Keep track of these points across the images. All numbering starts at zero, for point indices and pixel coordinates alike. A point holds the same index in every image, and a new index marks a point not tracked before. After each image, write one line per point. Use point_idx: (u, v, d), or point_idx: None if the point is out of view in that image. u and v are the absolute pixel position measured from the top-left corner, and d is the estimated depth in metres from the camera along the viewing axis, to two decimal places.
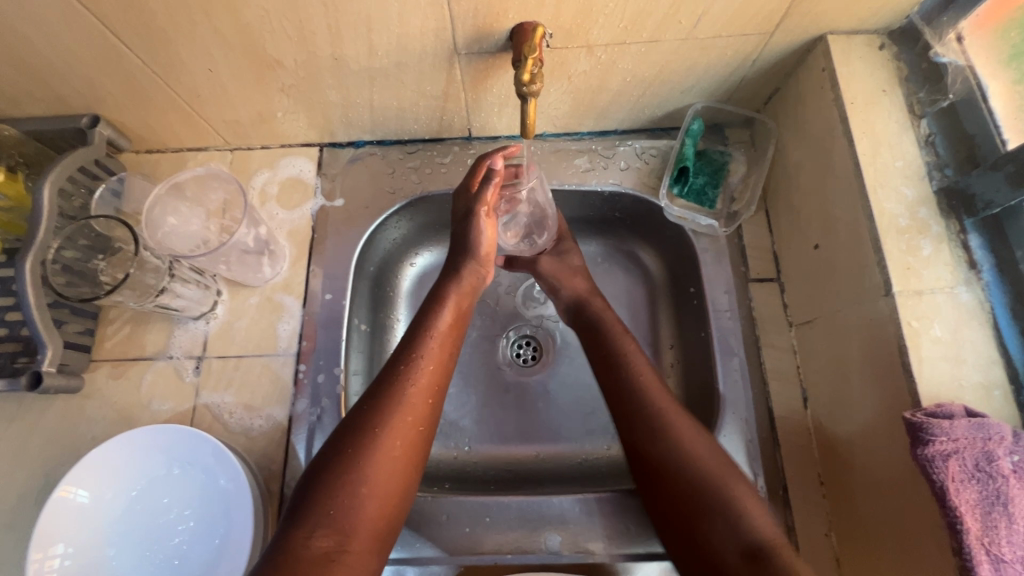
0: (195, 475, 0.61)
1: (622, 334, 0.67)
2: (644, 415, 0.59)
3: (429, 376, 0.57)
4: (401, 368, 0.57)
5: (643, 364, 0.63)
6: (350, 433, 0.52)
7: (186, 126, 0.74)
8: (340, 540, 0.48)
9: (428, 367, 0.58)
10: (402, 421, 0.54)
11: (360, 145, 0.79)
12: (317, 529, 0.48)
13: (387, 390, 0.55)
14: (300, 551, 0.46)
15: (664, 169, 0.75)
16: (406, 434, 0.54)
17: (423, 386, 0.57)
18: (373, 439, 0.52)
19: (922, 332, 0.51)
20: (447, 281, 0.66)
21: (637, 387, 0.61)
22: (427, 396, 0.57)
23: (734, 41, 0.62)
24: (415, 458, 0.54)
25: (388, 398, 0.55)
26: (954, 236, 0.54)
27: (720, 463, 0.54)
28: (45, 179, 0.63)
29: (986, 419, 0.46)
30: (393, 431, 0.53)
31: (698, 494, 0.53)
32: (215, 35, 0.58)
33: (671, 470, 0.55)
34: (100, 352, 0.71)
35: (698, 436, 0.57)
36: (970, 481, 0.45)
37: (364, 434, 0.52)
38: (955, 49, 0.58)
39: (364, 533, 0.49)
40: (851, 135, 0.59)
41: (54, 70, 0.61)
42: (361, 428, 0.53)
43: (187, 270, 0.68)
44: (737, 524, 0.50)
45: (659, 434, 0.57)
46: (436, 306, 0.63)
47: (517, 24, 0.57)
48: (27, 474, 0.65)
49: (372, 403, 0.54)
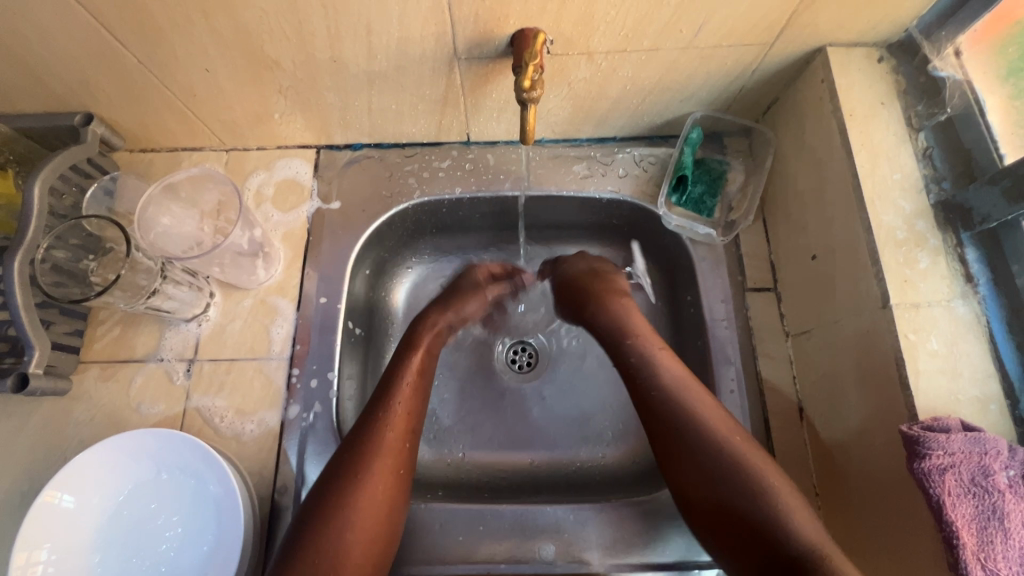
0: (185, 480, 0.60)
1: (650, 338, 0.64)
2: (679, 420, 0.56)
3: (404, 421, 0.59)
4: (376, 411, 0.59)
5: (671, 364, 0.61)
6: (332, 478, 0.54)
7: (182, 125, 0.73)
8: None
9: (401, 412, 0.59)
10: (383, 462, 0.55)
11: (357, 147, 0.79)
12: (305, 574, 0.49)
13: (363, 435, 0.57)
14: None
15: (663, 177, 0.75)
16: (388, 477, 0.55)
17: (400, 427, 0.58)
18: (355, 486, 0.53)
19: (919, 344, 0.51)
20: (418, 328, 0.69)
21: (669, 392, 0.58)
22: (403, 437, 0.58)
23: (735, 52, 0.62)
24: (397, 497, 0.56)
25: (366, 444, 0.56)
26: (951, 250, 0.55)
27: (764, 465, 0.53)
28: (36, 177, 0.62)
29: (982, 433, 0.46)
30: (375, 475, 0.54)
31: (738, 498, 0.52)
32: (213, 35, 0.58)
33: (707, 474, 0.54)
34: (89, 354, 0.69)
35: (738, 434, 0.55)
36: (966, 496, 0.45)
37: (347, 477, 0.54)
38: (953, 64, 0.58)
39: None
40: (850, 146, 0.59)
41: (48, 67, 0.60)
42: (343, 471, 0.54)
43: (180, 272, 0.67)
44: (780, 528, 0.49)
45: (694, 438, 0.55)
46: (408, 351, 0.66)
47: (518, 30, 0.57)
48: (12, 477, 0.64)
49: (352, 445, 0.56)
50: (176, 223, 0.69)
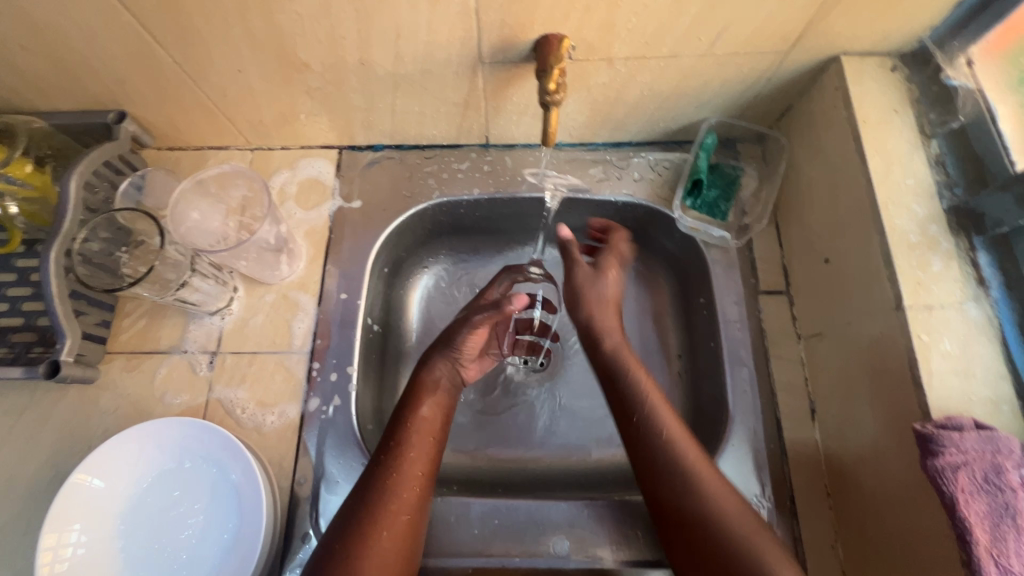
0: (208, 469, 0.62)
1: (653, 391, 0.62)
2: (679, 471, 0.56)
3: (414, 468, 0.59)
4: (386, 462, 0.59)
5: (665, 413, 0.60)
6: (344, 535, 0.54)
7: (210, 124, 0.75)
8: None
9: (412, 458, 0.59)
10: (393, 521, 0.55)
11: (378, 148, 0.81)
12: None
13: (377, 482, 0.57)
14: None
15: (678, 182, 0.77)
16: (396, 525, 0.55)
17: (411, 483, 0.58)
18: (364, 534, 0.54)
19: (932, 345, 0.52)
20: (421, 371, 0.67)
21: (666, 441, 0.58)
22: (415, 493, 0.58)
23: (751, 59, 0.63)
24: (406, 552, 0.56)
25: (377, 492, 0.57)
26: (964, 254, 0.56)
27: (762, 537, 0.52)
28: (72, 171, 0.64)
29: (994, 433, 0.47)
30: (383, 524, 0.55)
31: (730, 562, 0.51)
32: (247, 37, 0.60)
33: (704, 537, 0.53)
34: (115, 344, 0.71)
35: (733, 499, 0.55)
36: (979, 493, 0.45)
37: (356, 528, 0.54)
38: (966, 73, 0.60)
39: None
40: (863, 153, 0.60)
41: (87, 65, 0.63)
42: (357, 530, 0.54)
43: (207, 265, 0.69)
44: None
45: (694, 494, 0.55)
46: (416, 400, 0.64)
47: (542, 36, 0.59)
48: (40, 462, 0.66)
49: (362, 493, 0.57)
50: (204, 219, 0.71)
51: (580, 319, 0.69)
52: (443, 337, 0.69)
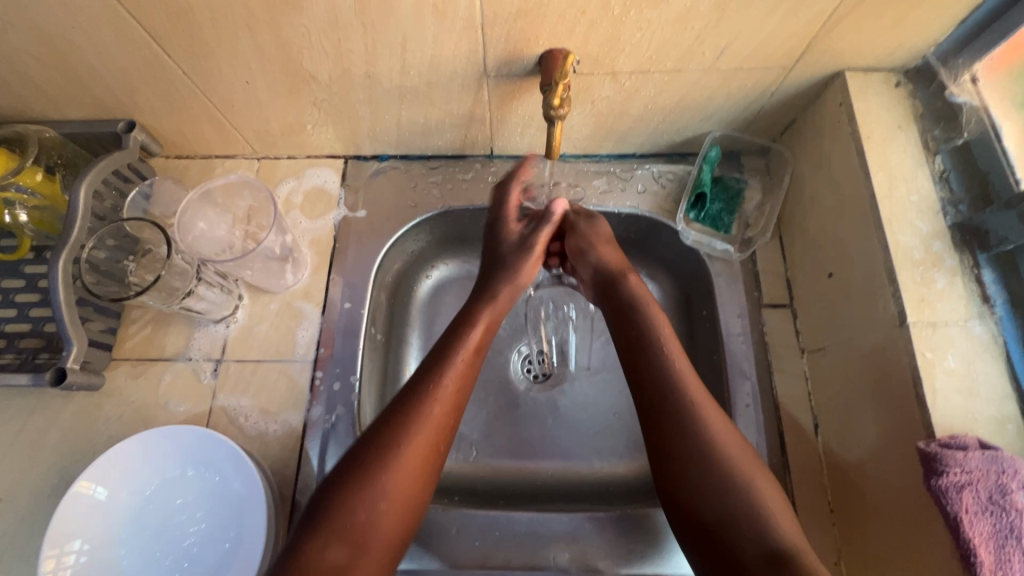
0: (209, 477, 0.62)
1: (670, 336, 0.62)
2: (685, 410, 0.56)
3: (451, 396, 0.57)
4: (426, 386, 0.57)
5: (678, 355, 0.60)
6: (374, 443, 0.53)
7: (217, 134, 0.76)
8: (352, 552, 0.49)
9: (451, 386, 0.58)
10: (423, 436, 0.54)
11: (384, 158, 0.81)
12: (332, 543, 0.48)
13: (412, 404, 0.55)
14: (313, 560, 0.47)
15: (681, 194, 0.77)
16: (425, 450, 0.54)
17: (446, 403, 0.57)
18: (392, 452, 0.52)
19: (936, 363, 0.52)
20: (479, 301, 0.66)
21: (677, 384, 0.57)
22: (449, 414, 0.57)
23: (756, 74, 0.64)
24: (430, 472, 0.54)
25: (412, 414, 0.55)
26: (968, 271, 0.56)
27: (761, 479, 0.52)
28: (81, 180, 0.65)
29: (1000, 452, 0.46)
30: (413, 447, 0.53)
31: (725, 500, 0.51)
32: (255, 50, 0.60)
33: (701, 476, 0.53)
34: (120, 351, 0.71)
35: (736, 441, 0.54)
36: (983, 513, 0.45)
37: (385, 446, 0.52)
38: (969, 89, 0.60)
39: (377, 547, 0.50)
40: (867, 168, 0.60)
41: (98, 76, 0.63)
42: (388, 441, 0.53)
43: (212, 273, 0.70)
44: (762, 528, 0.49)
45: (698, 436, 0.54)
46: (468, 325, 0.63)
47: (547, 50, 0.60)
48: (44, 468, 0.66)
49: (395, 412, 0.55)
50: (210, 228, 0.71)
51: (591, 262, 0.70)
52: (497, 262, 0.70)
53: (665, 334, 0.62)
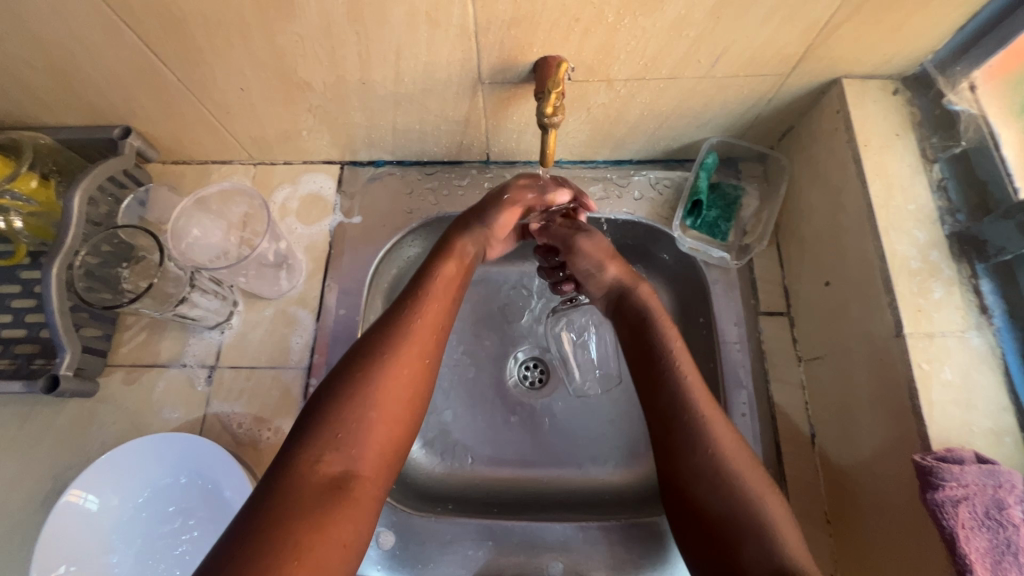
0: (202, 484, 0.62)
1: (681, 347, 0.60)
2: (694, 423, 0.54)
3: (435, 314, 0.55)
4: (408, 304, 0.55)
5: (689, 368, 0.59)
6: (355, 358, 0.50)
7: (214, 140, 0.76)
8: (349, 465, 0.45)
9: (434, 304, 0.56)
10: (409, 348, 0.51)
11: (380, 164, 0.81)
12: (325, 454, 0.44)
13: (396, 320, 0.53)
14: (306, 476, 0.43)
15: (678, 201, 0.77)
16: (414, 365, 0.51)
17: (428, 319, 0.54)
18: (381, 365, 0.49)
19: (933, 374, 0.52)
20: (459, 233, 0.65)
21: (686, 397, 0.56)
22: (434, 331, 0.54)
23: (752, 81, 0.63)
24: (422, 383, 0.52)
25: (397, 328, 0.52)
26: (966, 281, 0.55)
27: (771, 498, 0.50)
28: (77, 187, 0.65)
29: (997, 466, 0.46)
30: (401, 359, 0.50)
31: (736, 519, 0.49)
32: (250, 57, 0.60)
33: (709, 494, 0.51)
34: (115, 357, 0.71)
35: (745, 458, 0.53)
36: (980, 528, 0.45)
37: (372, 358, 0.50)
38: (968, 98, 0.60)
39: (373, 459, 0.46)
40: (864, 176, 0.60)
41: (94, 83, 0.64)
42: (371, 353, 0.50)
43: (207, 280, 0.69)
44: (771, 550, 0.47)
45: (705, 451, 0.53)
46: (446, 254, 0.62)
47: (541, 58, 0.59)
48: (38, 475, 0.66)
49: (380, 327, 0.52)
50: (205, 234, 0.72)
51: (600, 280, 0.67)
52: (473, 210, 0.67)
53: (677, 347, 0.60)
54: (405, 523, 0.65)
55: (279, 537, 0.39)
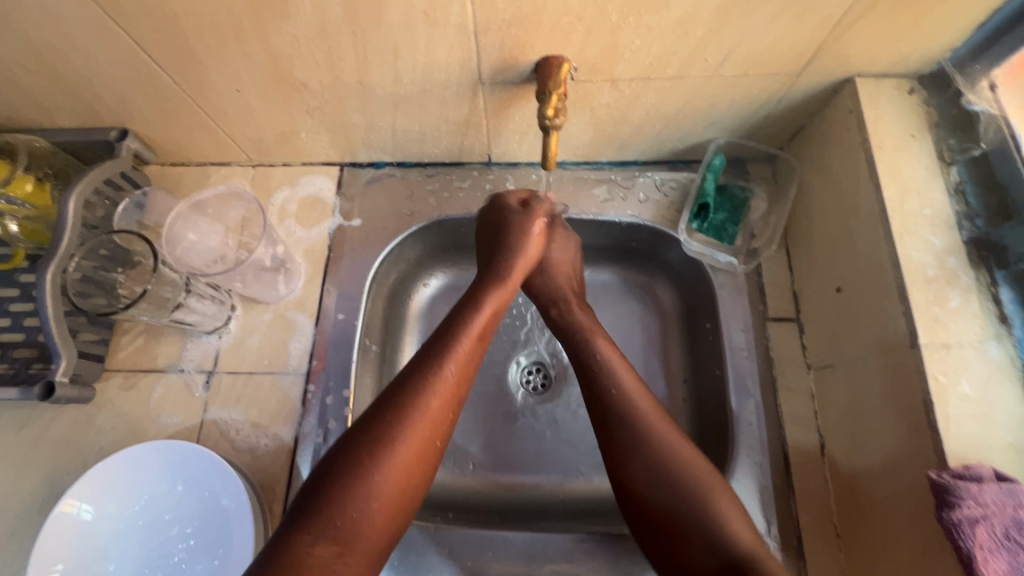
0: (198, 493, 0.61)
1: (607, 344, 0.62)
2: (632, 421, 0.55)
3: (454, 387, 0.53)
4: (429, 374, 0.52)
5: (621, 367, 0.60)
6: (366, 436, 0.47)
7: (211, 141, 0.74)
8: (340, 551, 0.44)
9: (454, 377, 0.53)
10: (421, 429, 0.49)
11: (379, 166, 0.80)
12: (320, 540, 0.43)
13: (415, 393, 0.51)
14: (300, 560, 0.42)
15: (684, 203, 0.75)
16: (423, 447, 0.49)
17: (445, 394, 0.52)
18: (391, 446, 0.47)
19: (949, 387, 0.50)
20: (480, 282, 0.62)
21: (624, 401, 0.56)
22: (450, 406, 0.52)
23: (762, 80, 0.61)
24: (427, 466, 0.50)
25: (415, 403, 0.50)
26: (984, 289, 0.53)
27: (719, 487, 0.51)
28: (72, 190, 0.64)
29: (1017, 485, 0.44)
30: (412, 442, 0.48)
31: (685, 515, 0.50)
32: (245, 58, 0.59)
33: (654, 492, 0.51)
34: (113, 362, 0.71)
35: (689, 449, 0.53)
36: (998, 550, 0.43)
37: (383, 438, 0.47)
38: (988, 98, 0.57)
39: (366, 545, 0.45)
40: (878, 179, 0.58)
41: (89, 85, 0.63)
42: (383, 432, 0.48)
43: (203, 286, 0.69)
44: (723, 537, 0.48)
45: (645, 447, 0.53)
46: (472, 308, 0.59)
47: (543, 58, 0.58)
48: (35, 482, 0.65)
49: (399, 399, 0.50)
50: (201, 238, 0.71)
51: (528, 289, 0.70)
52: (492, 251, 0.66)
53: (610, 351, 0.61)
54: (403, 533, 0.64)
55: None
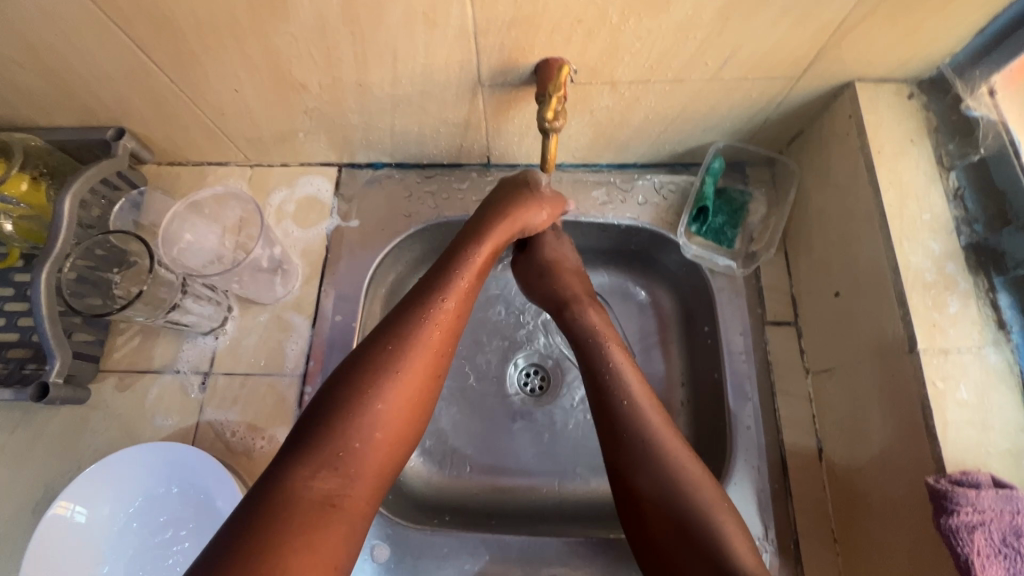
0: (194, 495, 0.61)
1: (619, 351, 0.62)
2: (639, 435, 0.55)
3: (450, 321, 0.54)
4: (423, 309, 0.54)
5: (635, 384, 0.59)
6: (364, 366, 0.49)
7: (208, 141, 0.74)
8: (344, 483, 0.45)
9: (450, 310, 0.55)
10: (420, 361, 0.51)
11: (378, 166, 0.79)
12: (322, 470, 0.44)
13: (409, 327, 0.52)
14: (302, 492, 0.43)
15: (683, 206, 0.74)
16: (419, 378, 0.51)
17: (444, 327, 0.54)
18: (388, 379, 0.49)
19: (948, 393, 0.50)
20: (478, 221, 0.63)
21: (634, 420, 0.56)
22: (448, 340, 0.54)
23: (761, 84, 0.61)
24: (426, 396, 0.52)
25: (410, 337, 0.52)
26: (983, 294, 0.53)
27: (726, 517, 0.50)
28: (67, 190, 0.63)
29: (1016, 491, 0.44)
30: (408, 374, 0.50)
31: (685, 535, 0.50)
32: (243, 58, 0.59)
33: (656, 508, 0.52)
34: (108, 363, 0.70)
35: (696, 471, 0.53)
36: (996, 556, 0.43)
37: (379, 370, 0.49)
38: (987, 103, 0.57)
39: (368, 477, 0.46)
40: (877, 184, 0.58)
41: (85, 84, 0.62)
42: (382, 362, 0.50)
43: (200, 286, 0.69)
44: (723, 562, 0.48)
45: (654, 465, 0.53)
46: (472, 244, 0.60)
47: (543, 59, 0.57)
48: (28, 484, 0.65)
49: (394, 333, 0.51)
50: (197, 239, 0.71)
51: (539, 296, 0.70)
52: (494, 208, 0.64)
53: (624, 364, 0.60)
54: (401, 536, 0.64)
55: (261, 557, 0.39)
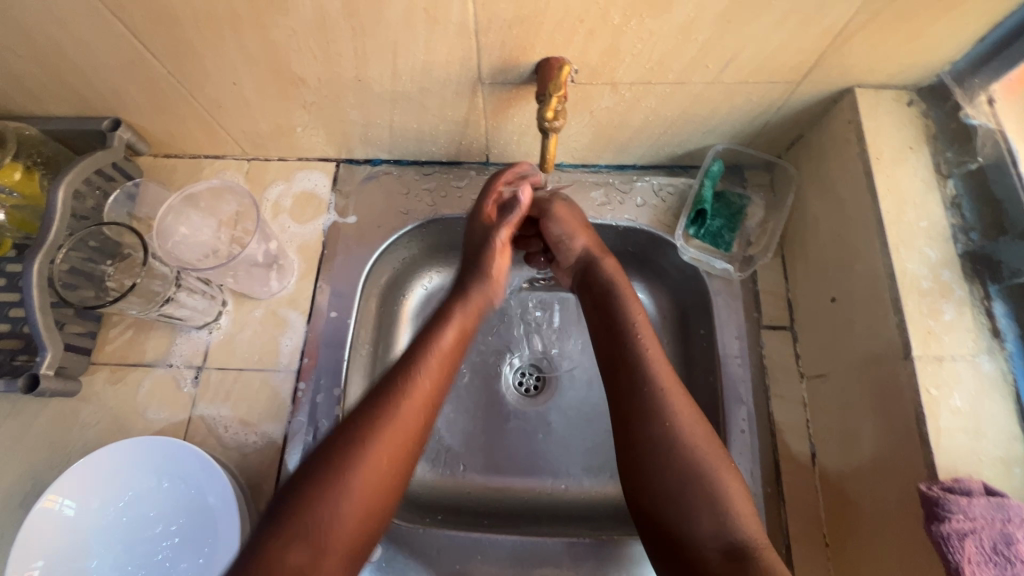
0: (184, 490, 0.60)
1: (632, 299, 0.62)
2: (651, 391, 0.54)
3: (426, 395, 0.53)
4: (399, 382, 0.52)
5: (649, 340, 0.59)
6: (338, 440, 0.49)
7: (205, 134, 0.73)
8: (315, 555, 0.44)
9: (425, 384, 0.53)
10: (393, 436, 0.50)
11: (376, 162, 0.79)
12: (293, 542, 0.44)
13: (383, 401, 0.51)
14: (273, 564, 0.43)
15: (681, 209, 0.74)
16: (394, 452, 0.49)
17: (421, 401, 0.52)
18: (360, 452, 0.48)
19: (941, 401, 0.50)
20: (454, 300, 0.62)
21: (649, 375, 0.55)
22: (424, 413, 0.53)
23: (761, 88, 0.61)
24: (402, 469, 0.50)
25: (384, 411, 0.50)
26: (978, 302, 0.53)
27: (729, 476, 0.51)
28: (61, 179, 0.63)
29: (1006, 500, 0.44)
30: (382, 448, 0.49)
31: (691, 492, 0.50)
32: (241, 51, 0.58)
33: (664, 466, 0.51)
34: (100, 355, 0.70)
35: (702, 431, 0.53)
36: (987, 564, 0.43)
37: (353, 443, 0.48)
38: (986, 112, 0.57)
39: (340, 550, 0.46)
40: (875, 190, 0.58)
41: (81, 74, 0.62)
42: (353, 437, 0.49)
43: (195, 280, 0.68)
44: (726, 522, 0.48)
45: (665, 421, 0.53)
46: (442, 320, 0.59)
47: (544, 59, 0.57)
48: (17, 475, 0.64)
49: (368, 408, 0.50)
50: (193, 232, 0.71)
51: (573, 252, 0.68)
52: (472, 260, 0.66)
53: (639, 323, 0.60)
54: (391, 534, 0.64)
55: None
